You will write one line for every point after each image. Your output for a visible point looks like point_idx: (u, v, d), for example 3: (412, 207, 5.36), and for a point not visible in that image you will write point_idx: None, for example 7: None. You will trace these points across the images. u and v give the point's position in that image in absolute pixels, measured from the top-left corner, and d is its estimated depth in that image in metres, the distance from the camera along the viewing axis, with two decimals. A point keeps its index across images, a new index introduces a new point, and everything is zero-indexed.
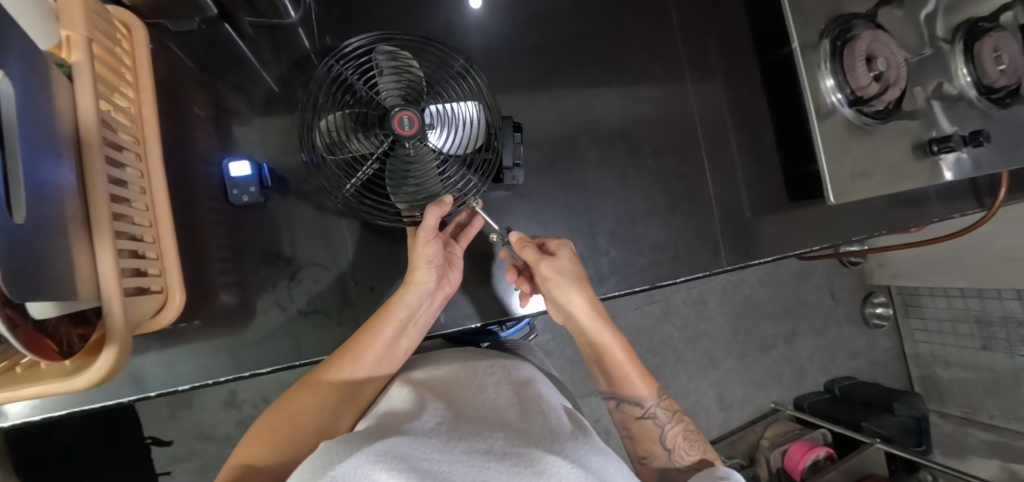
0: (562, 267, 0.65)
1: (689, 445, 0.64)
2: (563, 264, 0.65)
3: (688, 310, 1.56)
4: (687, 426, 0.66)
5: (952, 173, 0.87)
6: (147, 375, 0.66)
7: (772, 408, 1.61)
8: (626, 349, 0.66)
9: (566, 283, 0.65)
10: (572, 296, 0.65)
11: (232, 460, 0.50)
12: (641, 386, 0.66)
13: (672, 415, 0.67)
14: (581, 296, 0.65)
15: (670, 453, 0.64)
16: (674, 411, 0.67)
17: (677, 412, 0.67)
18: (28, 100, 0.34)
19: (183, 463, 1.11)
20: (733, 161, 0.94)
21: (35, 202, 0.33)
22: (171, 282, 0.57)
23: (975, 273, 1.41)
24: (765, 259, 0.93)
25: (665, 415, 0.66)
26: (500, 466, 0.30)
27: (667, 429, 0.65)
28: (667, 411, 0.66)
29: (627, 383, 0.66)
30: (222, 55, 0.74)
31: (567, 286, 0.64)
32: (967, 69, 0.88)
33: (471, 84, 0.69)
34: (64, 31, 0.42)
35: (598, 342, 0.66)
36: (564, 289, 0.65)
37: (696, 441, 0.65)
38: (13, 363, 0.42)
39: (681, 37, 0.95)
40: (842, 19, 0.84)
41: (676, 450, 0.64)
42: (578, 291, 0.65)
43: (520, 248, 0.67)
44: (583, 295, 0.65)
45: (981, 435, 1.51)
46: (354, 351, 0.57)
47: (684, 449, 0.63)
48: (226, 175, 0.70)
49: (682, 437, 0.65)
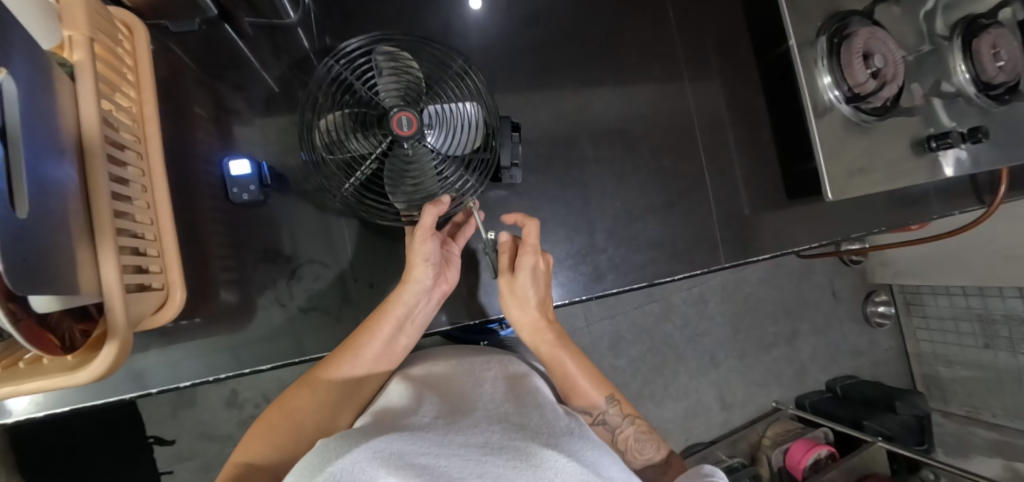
0: (522, 289, 0.66)
1: (643, 446, 0.63)
2: (527, 293, 0.66)
3: (689, 309, 1.56)
4: (641, 426, 0.65)
5: (952, 170, 0.87)
6: (147, 371, 0.67)
7: (773, 407, 1.60)
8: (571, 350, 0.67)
9: (523, 305, 0.66)
10: (526, 314, 0.67)
11: (235, 458, 0.50)
12: (588, 388, 0.64)
13: (625, 418, 0.65)
14: (533, 316, 0.67)
15: (624, 455, 0.62)
16: (624, 413, 0.65)
17: (629, 413, 0.65)
18: (31, 98, 0.34)
19: (184, 462, 1.11)
20: (732, 159, 0.94)
21: (38, 198, 0.33)
22: (172, 279, 0.57)
23: (978, 272, 1.39)
24: (764, 257, 0.93)
25: (616, 418, 0.64)
26: (497, 459, 0.31)
27: (618, 432, 0.63)
28: (618, 413, 0.64)
29: (577, 385, 0.64)
30: (222, 56, 0.75)
31: (518, 306, 0.66)
32: (965, 65, 0.86)
33: (469, 85, 0.69)
34: (67, 31, 0.43)
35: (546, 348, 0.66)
36: (516, 307, 0.66)
37: (650, 440, 0.64)
38: (16, 359, 0.42)
39: (679, 37, 0.95)
40: (839, 16, 0.84)
41: (630, 453, 0.62)
42: (534, 312, 0.67)
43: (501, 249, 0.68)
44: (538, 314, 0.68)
45: (985, 434, 1.50)
46: (353, 348, 0.58)
47: (637, 450, 0.62)
48: (227, 173, 0.71)
49: (635, 439, 0.63)
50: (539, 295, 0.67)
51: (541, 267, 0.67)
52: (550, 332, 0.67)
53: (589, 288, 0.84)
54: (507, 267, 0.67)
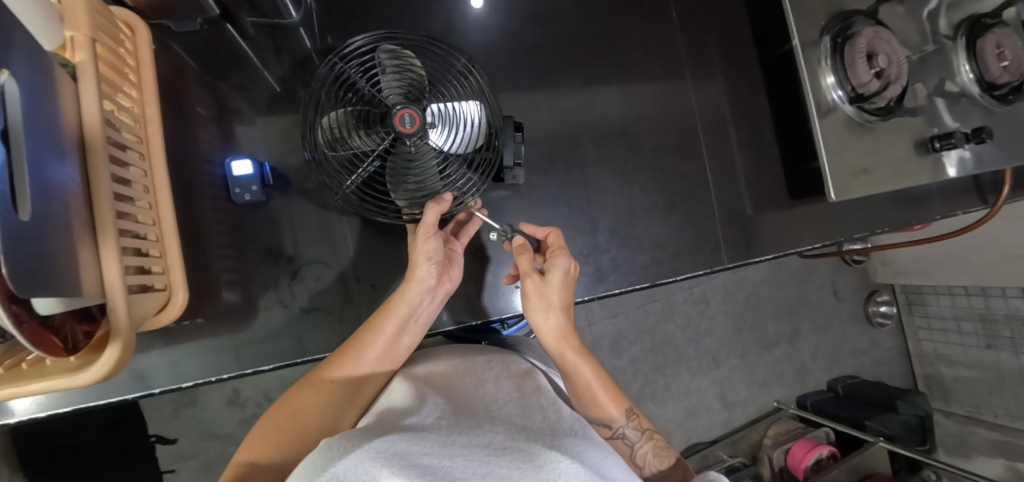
0: (550, 293, 0.64)
1: (661, 460, 0.62)
2: (554, 297, 0.64)
3: (689, 309, 1.55)
4: (658, 441, 0.64)
5: (955, 170, 0.86)
6: (148, 371, 0.67)
7: (774, 407, 1.60)
8: (594, 366, 0.62)
9: (549, 308, 0.64)
10: (549, 321, 0.64)
11: (238, 458, 0.49)
12: (607, 402, 0.62)
13: (642, 432, 0.64)
14: (558, 321, 0.64)
15: (641, 469, 0.62)
16: (642, 427, 0.64)
17: (646, 428, 0.64)
18: (33, 98, 0.34)
19: (186, 461, 1.12)
20: (734, 159, 0.94)
21: (40, 198, 0.33)
22: (174, 280, 0.57)
23: (979, 272, 1.39)
24: (767, 257, 0.93)
25: (632, 432, 0.63)
26: (499, 460, 0.31)
27: (637, 446, 0.62)
28: (637, 428, 0.63)
29: (596, 396, 0.61)
30: (224, 56, 0.74)
31: (544, 308, 0.64)
32: (969, 65, 0.87)
33: (472, 83, 0.69)
34: (69, 31, 0.43)
35: (563, 360, 0.63)
36: (541, 309, 0.64)
37: (667, 452, 0.63)
38: (19, 360, 0.42)
39: (681, 37, 0.95)
40: (843, 15, 0.84)
41: (646, 466, 0.62)
42: (557, 317, 0.64)
43: (519, 251, 0.66)
44: (558, 323, 0.64)
45: (986, 434, 1.50)
46: (355, 348, 0.58)
47: (655, 465, 0.62)
48: (228, 174, 0.71)
49: (653, 455, 0.62)
50: (565, 300, 0.65)
51: (572, 273, 0.66)
52: (574, 340, 0.63)
53: (591, 289, 0.84)
54: (531, 269, 0.64)
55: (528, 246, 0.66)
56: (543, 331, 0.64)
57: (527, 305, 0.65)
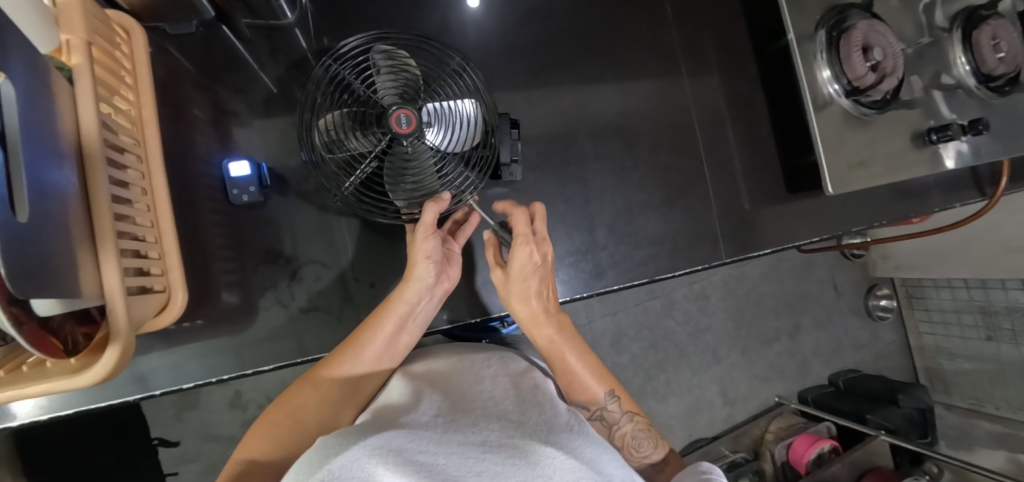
0: (529, 283, 0.64)
1: (641, 444, 0.61)
2: (530, 286, 0.64)
3: (690, 305, 1.55)
4: (640, 424, 0.63)
5: (953, 162, 0.86)
6: (150, 374, 0.67)
7: (775, 402, 1.60)
8: (576, 345, 0.64)
9: (528, 295, 0.65)
10: (527, 306, 0.65)
11: (235, 457, 0.49)
12: (590, 382, 0.62)
13: (625, 414, 0.63)
14: (536, 304, 0.65)
15: (622, 452, 0.61)
16: (624, 409, 0.63)
17: (629, 409, 0.63)
18: (30, 101, 0.34)
19: (190, 463, 1.13)
20: (732, 154, 0.94)
21: (37, 203, 0.33)
22: (173, 281, 0.58)
23: (979, 264, 1.38)
24: (765, 251, 0.93)
25: (615, 414, 0.62)
26: (495, 457, 0.31)
27: (619, 426, 0.62)
28: (619, 409, 0.63)
29: (580, 382, 0.62)
30: (220, 58, 0.75)
31: (522, 299, 0.65)
32: (965, 56, 0.87)
33: (468, 82, 0.69)
34: (64, 35, 0.43)
35: (549, 338, 0.64)
36: (523, 301, 0.65)
37: (651, 436, 0.62)
38: (19, 363, 0.43)
39: (678, 32, 0.95)
40: (838, 9, 0.84)
41: (626, 449, 0.61)
42: (535, 304, 0.65)
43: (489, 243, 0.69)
44: (541, 305, 0.65)
45: (988, 426, 1.50)
46: (354, 347, 0.58)
47: (635, 447, 0.60)
48: (226, 175, 0.71)
49: (632, 436, 0.61)
50: (542, 286, 0.65)
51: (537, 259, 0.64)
52: (552, 325, 0.65)
53: (590, 285, 0.84)
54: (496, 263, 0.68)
55: (495, 240, 0.69)
56: (522, 315, 0.66)
57: (508, 297, 0.67)
